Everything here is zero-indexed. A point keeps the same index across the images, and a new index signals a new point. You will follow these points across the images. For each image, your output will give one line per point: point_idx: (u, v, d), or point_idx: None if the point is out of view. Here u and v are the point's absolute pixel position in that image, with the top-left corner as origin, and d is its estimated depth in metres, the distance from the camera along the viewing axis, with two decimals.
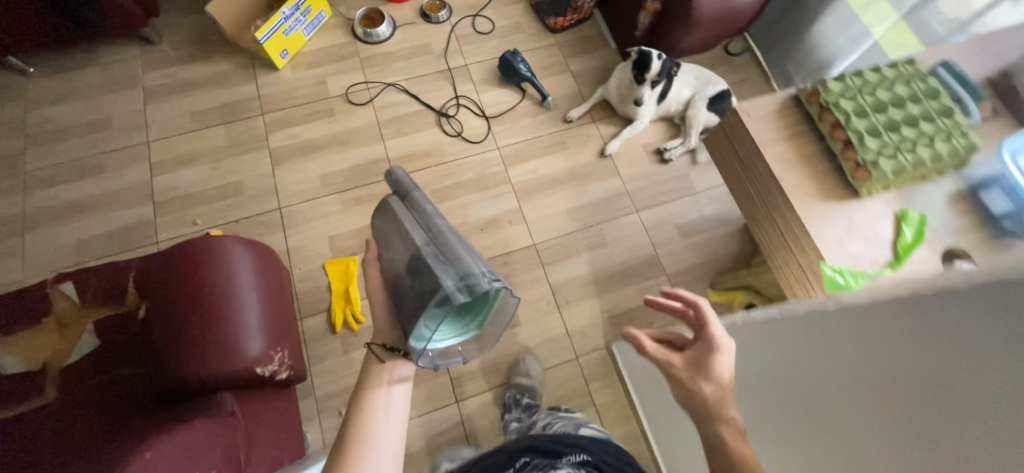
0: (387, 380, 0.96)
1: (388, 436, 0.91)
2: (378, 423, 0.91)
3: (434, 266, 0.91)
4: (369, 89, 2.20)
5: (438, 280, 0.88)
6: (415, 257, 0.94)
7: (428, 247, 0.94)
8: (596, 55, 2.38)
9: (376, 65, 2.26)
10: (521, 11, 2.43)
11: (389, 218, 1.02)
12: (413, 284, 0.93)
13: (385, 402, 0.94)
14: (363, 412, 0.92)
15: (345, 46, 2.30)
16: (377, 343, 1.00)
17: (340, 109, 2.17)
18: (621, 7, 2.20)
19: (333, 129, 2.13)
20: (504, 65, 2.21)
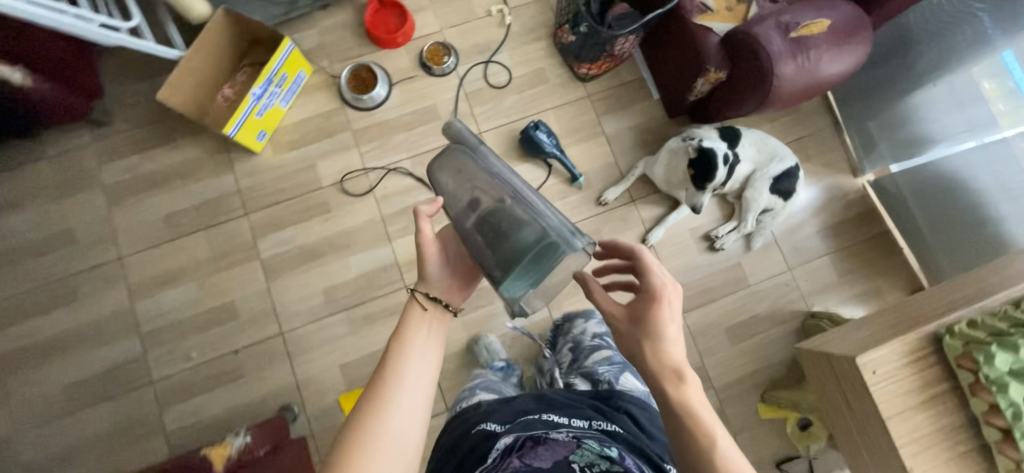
0: (423, 327, 1.09)
1: (421, 379, 1.01)
2: (414, 360, 1.03)
3: (520, 219, 1.00)
4: (367, 176, 1.86)
5: (528, 232, 0.98)
6: (497, 209, 1.02)
7: (510, 200, 1.03)
8: (635, 109, 1.97)
9: (373, 140, 1.90)
10: (544, 52, 1.98)
11: (462, 174, 1.09)
12: (497, 235, 1.00)
13: (423, 336, 1.08)
14: (401, 354, 1.03)
15: (333, 114, 1.91)
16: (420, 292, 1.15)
17: (336, 202, 1.85)
18: (672, 61, 1.76)
19: (330, 230, 1.83)
20: (526, 141, 1.83)
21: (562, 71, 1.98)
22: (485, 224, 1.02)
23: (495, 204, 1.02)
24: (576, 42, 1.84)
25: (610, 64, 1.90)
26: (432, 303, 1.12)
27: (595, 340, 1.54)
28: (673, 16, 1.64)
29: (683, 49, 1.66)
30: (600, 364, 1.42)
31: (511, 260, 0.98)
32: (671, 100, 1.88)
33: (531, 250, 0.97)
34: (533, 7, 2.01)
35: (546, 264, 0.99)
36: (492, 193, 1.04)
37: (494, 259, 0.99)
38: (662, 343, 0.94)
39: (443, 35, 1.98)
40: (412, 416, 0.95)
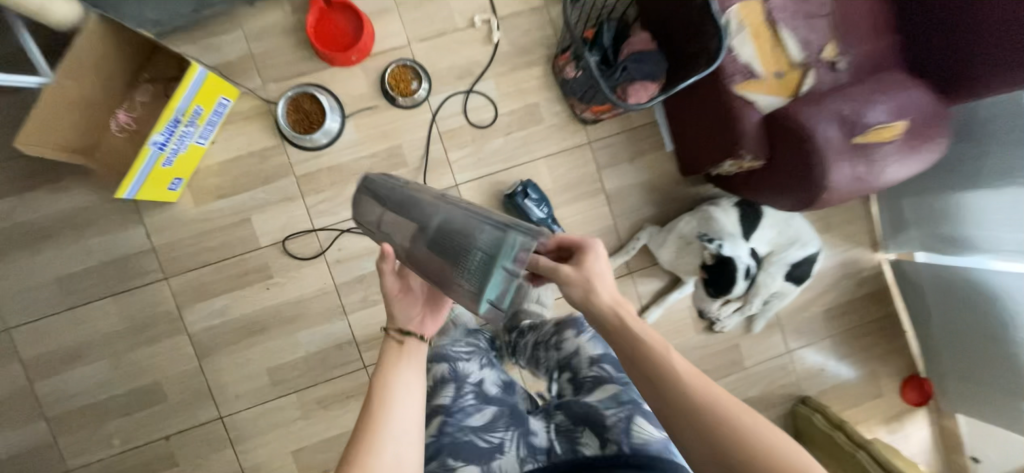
0: (407, 357, 1.00)
1: (410, 398, 0.95)
2: (403, 379, 0.97)
3: (468, 225, 0.84)
4: (317, 235, 1.54)
5: (478, 235, 0.81)
6: (443, 223, 0.88)
7: (455, 212, 0.89)
8: (643, 161, 1.64)
9: (323, 189, 1.54)
10: (539, 82, 1.59)
11: (402, 205, 1.00)
12: (452, 249, 0.83)
13: (408, 360, 1.00)
14: (388, 380, 0.95)
15: (271, 152, 1.52)
16: (395, 329, 1.01)
17: (278, 266, 1.54)
18: (697, 124, 1.42)
19: (273, 300, 1.54)
20: (513, 208, 1.53)
21: (559, 109, 1.60)
22: (437, 246, 0.87)
23: (439, 219, 0.89)
24: (579, 77, 1.46)
25: (613, 111, 1.52)
26: (406, 337, 1.01)
27: (593, 341, 1.15)
28: (708, 78, 1.28)
29: (714, 120, 1.32)
30: (605, 385, 1.07)
31: (474, 267, 0.79)
32: (686, 161, 1.57)
33: (488, 253, 0.78)
34: (528, 19, 1.58)
35: (506, 261, 0.77)
36: (435, 212, 0.91)
37: (457, 270, 0.83)
38: (598, 283, 0.85)
39: (412, 51, 1.54)
40: (408, 432, 0.91)
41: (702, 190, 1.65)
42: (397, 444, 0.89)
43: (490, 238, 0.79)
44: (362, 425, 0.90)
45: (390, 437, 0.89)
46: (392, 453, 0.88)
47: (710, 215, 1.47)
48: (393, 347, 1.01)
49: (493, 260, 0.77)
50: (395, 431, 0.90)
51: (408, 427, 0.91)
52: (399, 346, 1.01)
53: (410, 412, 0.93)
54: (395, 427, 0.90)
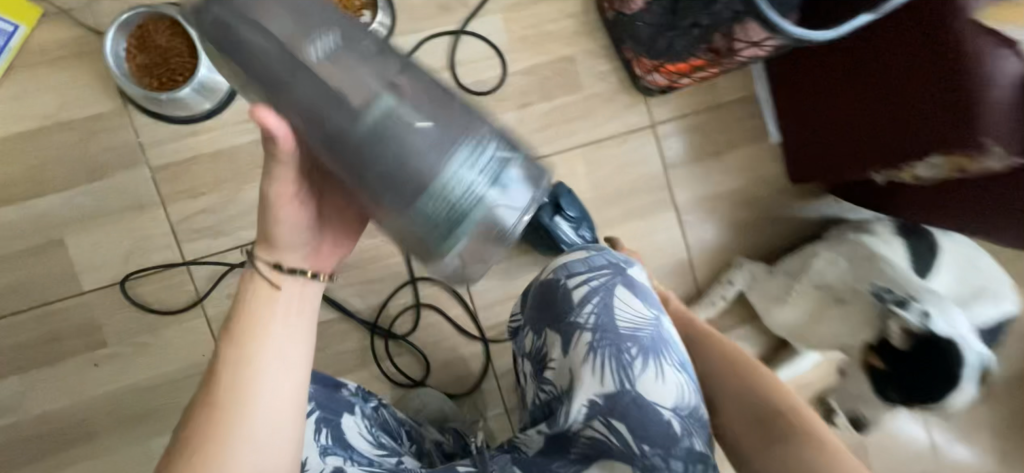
0: (279, 304, 0.53)
1: (280, 378, 0.50)
2: (270, 342, 0.51)
3: (435, 145, 0.42)
4: (188, 273, 0.89)
5: (447, 173, 0.42)
6: (388, 115, 0.42)
7: (417, 104, 0.43)
8: (732, 158, 1.04)
9: (201, 192, 0.88)
10: (575, 24, 0.97)
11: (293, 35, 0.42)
12: (400, 170, 0.42)
13: (282, 311, 0.53)
14: (240, 349, 0.50)
15: (103, 125, 0.85)
16: (268, 261, 0.54)
17: (117, 325, 0.88)
18: (855, 96, 0.81)
19: (105, 384, 0.88)
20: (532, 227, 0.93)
21: (606, 70, 0.99)
22: (364, 165, 0.43)
23: (381, 111, 0.42)
24: (652, 10, 0.83)
25: (687, 73, 0.90)
26: (291, 279, 0.54)
27: (589, 364, 0.60)
28: (916, 3, 0.68)
29: (909, 84, 0.72)
30: (607, 457, 0.61)
31: (427, 223, 0.43)
32: (811, 164, 0.96)
33: (457, 208, 0.43)
34: None
35: (483, 221, 0.44)
36: (374, 91, 0.42)
37: (398, 219, 0.44)
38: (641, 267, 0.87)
39: None
40: (283, 424, 0.50)
41: (824, 206, 1.05)
42: (259, 453, 0.48)
43: (470, 178, 0.43)
44: (193, 413, 0.49)
45: (236, 447, 0.48)
46: (252, 469, 0.48)
47: (862, 244, 0.86)
48: (256, 284, 0.53)
49: (461, 218, 0.43)
50: (253, 437, 0.48)
51: (280, 414, 0.50)
52: (272, 288, 0.53)
53: (282, 399, 0.50)
54: (254, 424, 0.49)
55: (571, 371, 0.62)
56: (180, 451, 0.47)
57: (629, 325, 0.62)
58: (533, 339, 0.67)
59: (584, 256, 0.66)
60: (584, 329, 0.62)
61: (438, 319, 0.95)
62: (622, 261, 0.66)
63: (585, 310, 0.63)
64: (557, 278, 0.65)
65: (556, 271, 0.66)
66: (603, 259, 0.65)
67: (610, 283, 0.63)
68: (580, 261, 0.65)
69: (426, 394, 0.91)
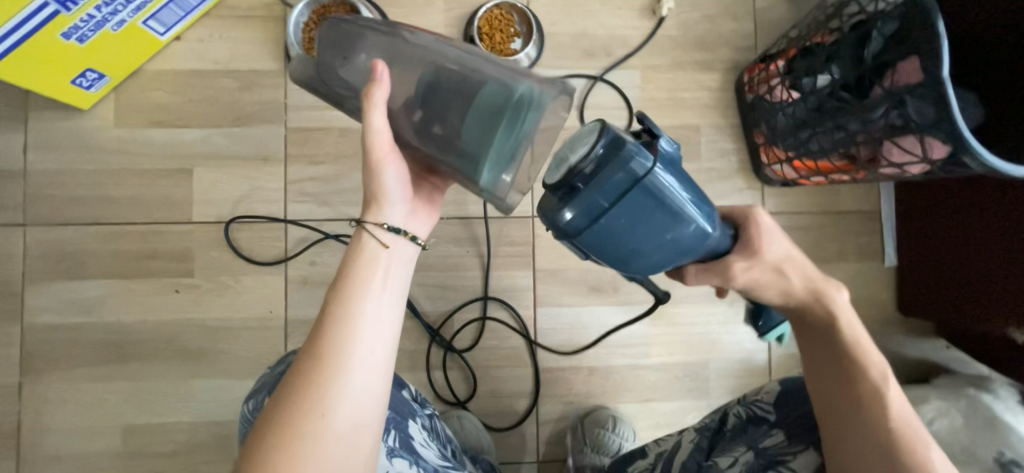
0: (384, 265, 0.51)
1: (377, 340, 0.47)
2: (371, 299, 0.48)
3: (466, 78, 0.50)
4: (285, 230, 0.92)
5: (488, 87, 0.49)
6: (430, 82, 0.51)
7: (440, 56, 0.51)
8: (840, 269, 0.98)
9: (320, 161, 0.93)
10: (708, 98, 0.98)
11: (346, 34, 0.54)
12: (447, 120, 0.50)
13: (384, 271, 0.50)
14: (344, 305, 0.47)
15: (261, 81, 0.93)
16: (375, 222, 0.52)
17: (207, 259, 0.92)
18: (983, 239, 0.81)
19: (177, 312, 0.91)
20: (594, 241, 0.46)
21: (728, 149, 0.98)
22: (419, 114, 0.52)
23: (414, 73, 0.52)
24: (798, 104, 0.81)
25: (822, 173, 0.86)
26: (394, 237, 0.52)
27: None
28: None
29: None
30: None
31: (488, 130, 0.48)
32: (935, 298, 0.90)
33: (504, 105, 0.48)
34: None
35: (535, 117, 0.47)
36: (408, 58, 0.52)
37: (454, 139, 0.50)
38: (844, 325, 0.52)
39: None
40: (377, 384, 0.47)
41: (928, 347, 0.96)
42: (354, 411, 0.45)
43: (499, 89, 0.48)
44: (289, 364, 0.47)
45: (332, 401, 0.45)
46: (347, 428, 0.45)
47: (983, 404, 0.77)
48: (364, 244, 0.51)
49: (508, 116, 0.48)
50: (349, 391, 0.45)
51: (375, 371, 0.47)
52: (381, 247, 0.51)
53: (376, 359, 0.47)
54: (351, 378, 0.45)
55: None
56: (277, 401, 0.45)
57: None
58: (779, 442, 0.57)
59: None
60: None
61: (498, 344, 0.93)
62: None
63: None
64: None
65: None
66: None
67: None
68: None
69: (466, 419, 0.89)
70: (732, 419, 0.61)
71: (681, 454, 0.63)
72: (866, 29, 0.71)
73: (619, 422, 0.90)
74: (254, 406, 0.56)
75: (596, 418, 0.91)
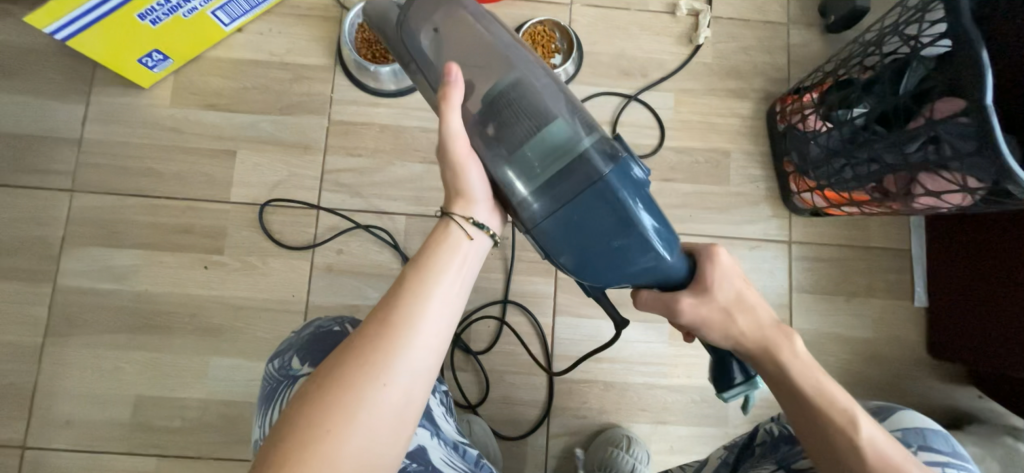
0: (461, 253, 0.51)
1: (444, 320, 0.47)
2: (445, 281, 0.48)
3: (540, 110, 0.52)
4: (316, 216, 0.95)
5: (557, 123, 0.51)
6: (504, 93, 0.52)
7: (523, 76, 0.52)
8: (868, 305, 0.96)
9: (358, 154, 0.96)
10: (740, 125, 1.00)
11: (453, 19, 0.53)
12: (507, 136, 0.51)
13: (463, 259, 0.50)
14: (422, 283, 0.47)
15: (311, 75, 0.98)
16: (462, 216, 0.52)
17: (239, 238, 0.94)
18: (1014, 287, 0.79)
19: (203, 287, 0.93)
20: (555, 231, 0.51)
21: (758, 176, 0.99)
22: (483, 120, 0.52)
23: (497, 81, 0.52)
24: (832, 134, 0.83)
25: (845, 203, 0.87)
26: (477, 231, 0.52)
27: None
28: None
29: None
30: None
31: (533, 159, 0.51)
32: (970, 342, 0.87)
33: (564, 149, 0.51)
34: (754, 33, 1.03)
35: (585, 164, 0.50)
36: (498, 69, 0.53)
37: (498, 162, 0.52)
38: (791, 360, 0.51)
39: (571, 14, 1.02)
40: (435, 363, 0.46)
41: (960, 396, 0.92)
42: (409, 386, 0.44)
43: (563, 129, 0.51)
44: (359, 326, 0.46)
45: (392, 374, 0.44)
46: (399, 400, 0.44)
47: (1020, 454, 0.76)
48: (449, 232, 0.52)
49: (561, 154, 0.51)
50: (409, 366, 0.45)
51: (435, 351, 0.46)
52: (464, 239, 0.52)
53: (440, 342, 0.46)
54: (413, 353, 0.45)
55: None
56: (338, 357, 0.44)
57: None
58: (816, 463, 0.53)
59: (941, 431, 0.54)
60: None
61: (514, 349, 0.92)
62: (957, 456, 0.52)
63: None
64: (905, 441, 0.53)
65: (900, 428, 0.54)
66: (960, 449, 0.53)
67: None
68: (921, 426, 0.54)
69: (475, 423, 0.87)
70: (762, 435, 0.60)
71: (711, 467, 0.64)
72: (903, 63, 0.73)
73: (633, 442, 0.87)
74: (281, 366, 0.57)
75: (609, 436, 0.88)
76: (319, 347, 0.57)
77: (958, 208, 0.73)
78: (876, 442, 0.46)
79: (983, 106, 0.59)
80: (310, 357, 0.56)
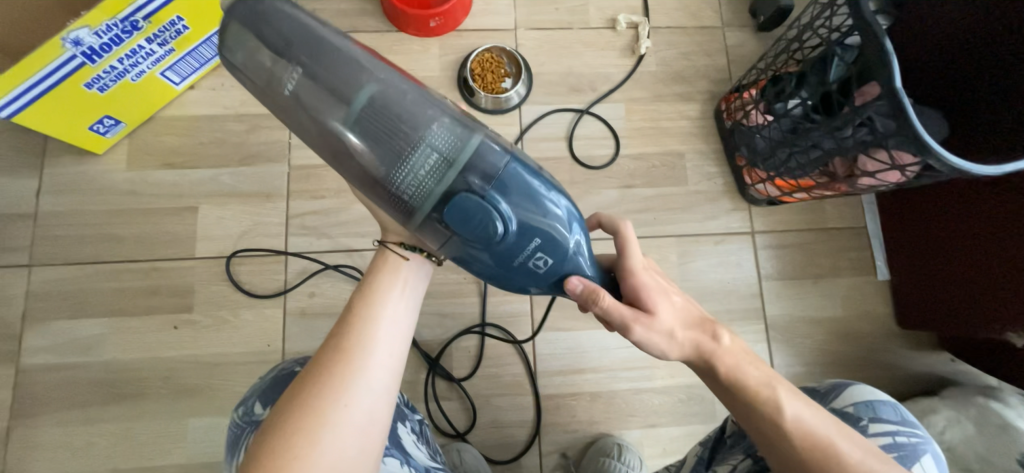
0: (404, 274, 0.53)
1: (395, 341, 0.48)
2: (391, 304, 0.50)
3: (411, 134, 0.49)
4: (285, 262, 0.94)
5: (429, 145, 0.49)
6: (365, 124, 0.49)
7: (383, 103, 0.49)
8: (834, 285, 0.99)
9: (322, 195, 0.97)
10: (690, 126, 1.04)
11: (298, 53, 0.49)
12: (380, 169, 0.50)
13: (406, 282, 0.52)
14: (369, 309, 0.49)
15: (267, 123, 0.99)
16: (395, 242, 0.55)
17: (208, 293, 0.93)
18: (959, 252, 0.83)
19: (174, 348, 0.91)
20: (455, 250, 0.53)
21: (713, 173, 1.03)
22: (357, 140, 0.49)
23: (362, 95, 0.49)
24: (773, 126, 0.87)
25: (795, 190, 0.91)
26: (411, 253, 0.54)
27: None
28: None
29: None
30: None
31: (418, 173, 0.49)
32: (929, 309, 0.90)
33: (442, 173, 0.49)
34: (692, 38, 1.08)
35: (468, 188, 0.49)
36: (357, 82, 0.49)
37: (383, 198, 0.52)
38: (718, 348, 0.51)
39: (517, 39, 1.05)
40: (391, 387, 0.47)
41: (933, 362, 0.95)
42: (368, 409, 0.45)
43: (437, 151, 0.49)
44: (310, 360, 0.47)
45: (347, 397, 0.45)
46: (359, 423, 0.45)
47: (994, 412, 0.78)
48: (389, 260, 0.54)
49: (442, 178, 0.49)
50: (365, 393, 0.46)
51: (390, 370, 0.47)
52: (402, 261, 0.53)
53: (393, 364, 0.48)
54: (368, 375, 0.46)
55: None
56: (293, 394, 0.45)
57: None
58: None
59: (889, 401, 0.56)
60: None
61: (498, 371, 0.92)
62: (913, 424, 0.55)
63: None
64: (856, 415, 0.56)
65: (850, 402, 0.57)
66: (909, 416, 0.56)
67: (920, 447, 0.53)
68: (869, 397, 0.57)
69: (466, 451, 0.86)
70: (730, 426, 0.62)
71: (689, 465, 0.65)
72: (823, 54, 0.78)
73: (624, 449, 0.87)
74: (244, 413, 0.57)
75: (600, 447, 0.88)
76: (280, 389, 0.57)
77: (895, 185, 0.77)
78: (800, 421, 0.48)
79: (894, 90, 0.63)
80: (270, 400, 0.56)
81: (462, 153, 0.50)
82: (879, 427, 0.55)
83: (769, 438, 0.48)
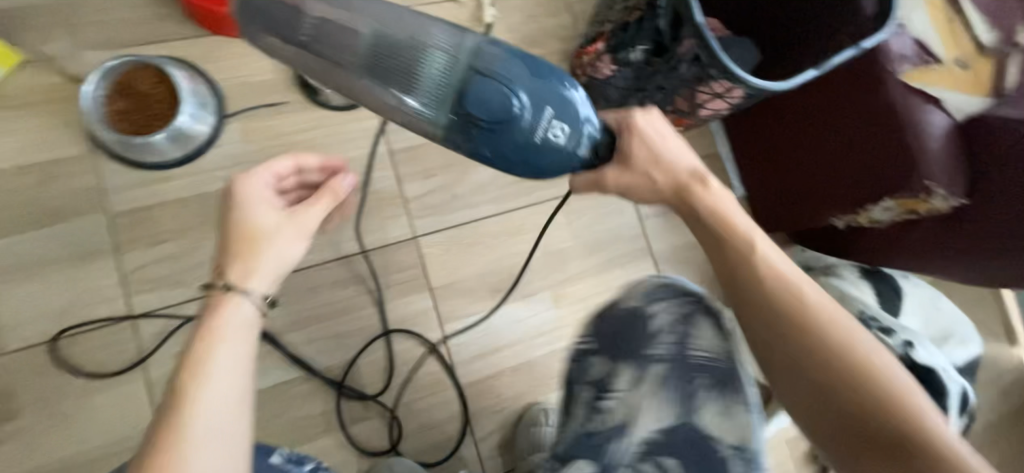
0: (228, 324, 0.49)
1: (228, 399, 0.46)
2: (217, 364, 0.47)
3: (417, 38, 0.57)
4: (133, 327, 0.80)
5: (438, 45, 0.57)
6: (387, 44, 0.57)
7: (392, 23, 0.58)
8: None
9: (161, 240, 0.83)
10: None
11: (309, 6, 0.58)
12: (409, 75, 0.57)
13: (233, 333, 0.49)
14: (190, 374, 0.46)
15: (64, 170, 0.81)
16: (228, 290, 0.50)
17: (38, 390, 0.76)
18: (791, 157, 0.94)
19: (9, 465, 0.74)
20: (479, 134, 0.57)
21: None
22: (379, 59, 0.57)
23: (370, 27, 0.58)
24: (619, 75, 0.90)
25: None
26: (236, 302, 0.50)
27: (659, 398, 0.59)
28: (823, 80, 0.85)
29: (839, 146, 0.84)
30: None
31: (440, 68, 0.57)
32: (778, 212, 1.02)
33: (457, 63, 0.57)
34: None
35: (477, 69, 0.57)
36: (359, 15, 0.58)
37: (414, 100, 0.58)
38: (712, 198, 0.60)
39: None
40: (231, 446, 0.46)
41: (790, 256, 1.10)
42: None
43: (447, 46, 0.57)
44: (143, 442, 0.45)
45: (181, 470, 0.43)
46: None
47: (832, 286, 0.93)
48: (214, 312, 0.50)
49: (459, 71, 0.57)
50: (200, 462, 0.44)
51: (227, 429, 0.46)
52: (228, 310, 0.50)
53: (230, 422, 0.46)
54: (201, 443, 0.45)
55: (631, 407, 0.60)
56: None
57: (704, 357, 0.60)
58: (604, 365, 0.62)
59: (661, 280, 0.64)
60: (660, 361, 0.60)
61: (413, 376, 0.88)
62: (690, 288, 0.63)
63: (662, 340, 0.61)
64: (640, 301, 0.63)
65: (640, 293, 0.64)
66: (677, 281, 0.64)
67: (690, 308, 0.62)
68: (680, 285, 0.63)
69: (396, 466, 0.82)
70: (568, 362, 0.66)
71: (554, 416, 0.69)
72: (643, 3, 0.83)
73: (552, 412, 0.89)
74: None
75: (529, 417, 0.89)
76: None
77: (729, 109, 0.85)
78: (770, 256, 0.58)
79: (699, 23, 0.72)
80: None
81: (469, 44, 0.58)
82: (658, 302, 0.63)
83: (754, 277, 0.57)
